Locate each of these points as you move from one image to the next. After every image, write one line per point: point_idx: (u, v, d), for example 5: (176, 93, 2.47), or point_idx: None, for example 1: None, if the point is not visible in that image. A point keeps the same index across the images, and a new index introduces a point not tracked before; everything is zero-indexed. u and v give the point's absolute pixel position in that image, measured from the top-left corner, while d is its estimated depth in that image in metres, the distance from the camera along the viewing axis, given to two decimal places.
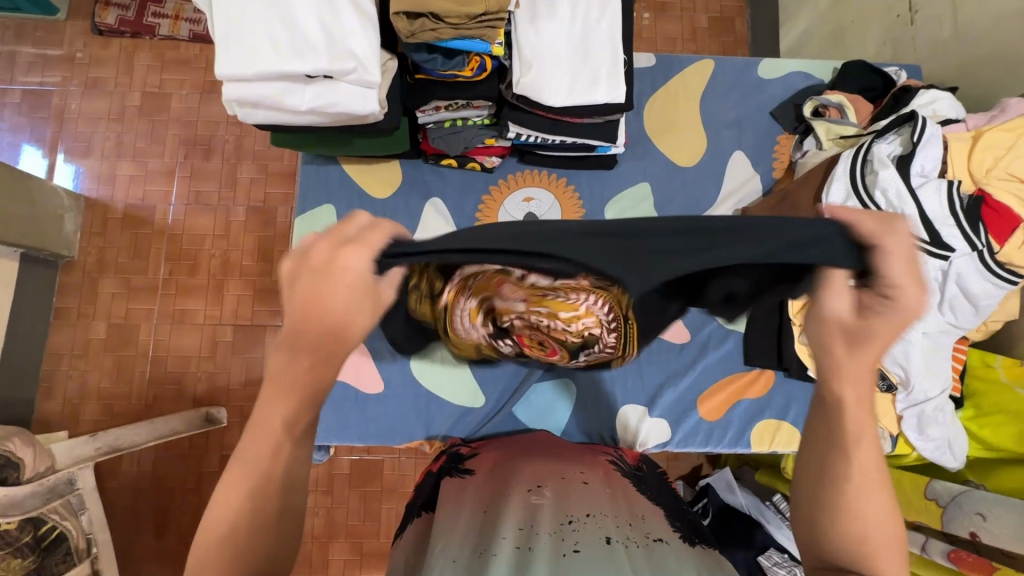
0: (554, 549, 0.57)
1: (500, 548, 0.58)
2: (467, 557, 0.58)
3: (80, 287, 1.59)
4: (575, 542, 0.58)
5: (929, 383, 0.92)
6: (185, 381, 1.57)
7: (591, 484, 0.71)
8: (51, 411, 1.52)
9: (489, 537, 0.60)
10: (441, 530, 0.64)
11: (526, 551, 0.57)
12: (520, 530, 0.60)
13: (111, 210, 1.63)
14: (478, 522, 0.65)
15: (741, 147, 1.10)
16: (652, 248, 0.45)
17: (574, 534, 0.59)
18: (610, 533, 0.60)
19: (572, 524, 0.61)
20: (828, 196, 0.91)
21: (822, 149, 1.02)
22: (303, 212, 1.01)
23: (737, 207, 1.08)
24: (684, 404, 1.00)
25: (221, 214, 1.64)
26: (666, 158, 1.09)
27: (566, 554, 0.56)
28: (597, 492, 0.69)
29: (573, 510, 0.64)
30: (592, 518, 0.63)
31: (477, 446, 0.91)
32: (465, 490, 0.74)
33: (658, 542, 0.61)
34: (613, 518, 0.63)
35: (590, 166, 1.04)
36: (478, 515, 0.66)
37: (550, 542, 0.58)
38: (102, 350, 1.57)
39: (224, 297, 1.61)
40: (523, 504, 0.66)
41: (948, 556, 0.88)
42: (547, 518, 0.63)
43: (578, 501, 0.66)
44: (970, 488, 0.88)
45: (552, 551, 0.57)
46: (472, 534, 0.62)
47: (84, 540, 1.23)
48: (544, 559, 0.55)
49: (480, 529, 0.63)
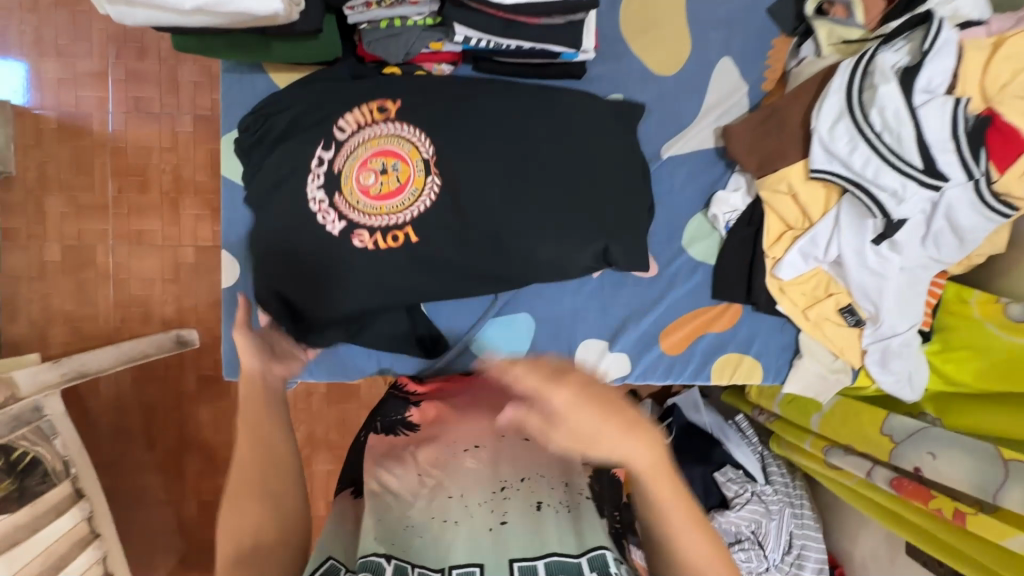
0: (479, 524, 0.59)
1: (422, 521, 0.59)
2: (397, 527, 0.59)
3: (25, 206, 1.49)
4: (503, 512, 0.60)
5: (899, 319, 0.89)
6: (150, 303, 1.53)
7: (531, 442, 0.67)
8: (18, 334, 1.50)
9: (418, 510, 0.60)
10: (378, 497, 0.63)
11: (450, 527, 0.59)
12: (450, 499, 0.61)
13: (43, 120, 1.48)
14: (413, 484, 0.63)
15: (731, 53, 0.95)
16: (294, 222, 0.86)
17: (504, 505, 0.61)
18: (542, 497, 0.62)
19: (503, 492, 0.62)
20: (818, 115, 0.82)
21: (821, 56, 0.89)
22: (230, 131, 0.91)
23: (719, 124, 0.96)
24: (644, 340, 0.96)
25: (166, 125, 1.50)
26: (643, 67, 0.95)
27: (492, 529, 0.59)
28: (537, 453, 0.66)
29: (506, 474, 0.64)
30: (525, 483, 0.63)
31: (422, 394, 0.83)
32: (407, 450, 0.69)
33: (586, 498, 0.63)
34: (547, 477, 0.64)
35: (555, 76, 0.91)
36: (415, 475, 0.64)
37: (478, 514, 0.60)
38: (59, 273, 1.51)
39: (181, 216, 1.52)
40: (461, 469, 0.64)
41: (890, 482, 0.92)
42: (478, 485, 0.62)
43: (513, 459, 0.65)
44: (928, 427, 0.90)
45: (478, 523, 0.59)
46: (404, 500, 0.62)
47: (60, 462, 1.27)
48: (466, 538, 0.58)
49: (410, 493, 0.62)
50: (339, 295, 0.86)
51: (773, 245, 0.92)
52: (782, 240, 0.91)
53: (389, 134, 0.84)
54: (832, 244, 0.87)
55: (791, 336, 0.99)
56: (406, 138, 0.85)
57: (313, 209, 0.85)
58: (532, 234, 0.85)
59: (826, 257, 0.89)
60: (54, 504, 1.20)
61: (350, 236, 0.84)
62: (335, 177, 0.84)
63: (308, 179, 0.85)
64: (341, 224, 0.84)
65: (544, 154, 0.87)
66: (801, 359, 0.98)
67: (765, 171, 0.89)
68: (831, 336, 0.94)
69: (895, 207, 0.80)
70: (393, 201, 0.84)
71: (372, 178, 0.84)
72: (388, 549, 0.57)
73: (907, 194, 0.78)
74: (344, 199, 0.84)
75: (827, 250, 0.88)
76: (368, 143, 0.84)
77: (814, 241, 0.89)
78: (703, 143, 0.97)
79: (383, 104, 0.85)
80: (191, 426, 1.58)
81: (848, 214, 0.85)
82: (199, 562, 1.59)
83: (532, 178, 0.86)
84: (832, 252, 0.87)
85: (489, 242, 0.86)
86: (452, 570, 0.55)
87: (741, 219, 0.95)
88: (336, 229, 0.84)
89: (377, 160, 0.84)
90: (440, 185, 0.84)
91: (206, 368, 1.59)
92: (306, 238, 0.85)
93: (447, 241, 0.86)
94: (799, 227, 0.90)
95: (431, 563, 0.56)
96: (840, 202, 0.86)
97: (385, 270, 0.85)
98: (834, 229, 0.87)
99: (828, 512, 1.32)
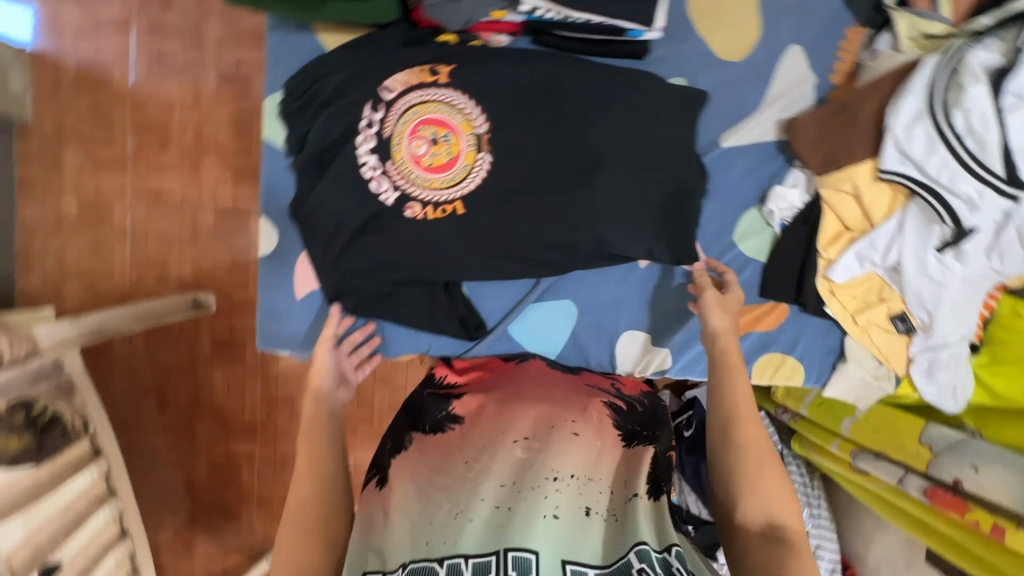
0: (534, 511, 0.58)
1: (477, 510, 0.59)
2: (444, 517, 0.59)
3: (40, 157, 1.45)
4: (556, 504, 0.59)
5: (952, 329, 0.86)
6: (167, 264, 1.50)
7: (581, 437, 0.66)
8: (32, 288, 1.47)
9: (469, 497, 0.60)
10: (425, 491, 0.62)
11: (505, 513, 0.58)
12: (501, 488, 0.61)
13: (63, 69, 1.44)
14: (460, 477, 0.63)
15: (801, 41, 0.91)
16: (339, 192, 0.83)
17: (556, 495, 0.60)
18: (590, 502, 0.61)
19: (556, 482, 0.61)
20: (895, 114, 0.78)
21: (899, 50, 0.84)
22: (273, 92, 0.87)
23: (783, 115, 0.92)
24: (689, 336, 0.94)
25: (189, 81, 1.45)
26: (708, 49, 0.91)
27: (547, 516, 0.58)
28: (589, 447, 0.65)
29: (557, 465, 0.62)
30: (577, 479, 0.62)
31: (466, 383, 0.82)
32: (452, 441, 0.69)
33: (633, 499, 0.62)
34: (596, 481, 0.63)
35: (618, 55, 0.87)
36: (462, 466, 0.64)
37: (531, 501, 0.59)
38: (75, 227, 1.47)
39: (201, 177, 1.48)
40: (511, 457, 0.64)
41: (923, 491, 0.91)
42: (531, 472, 0.62)
43: (561, 452, 0.64)
44: (970, 440, 0.89)
45: (530, 510, 0.58)
46: (454, 490, 0.61)
47: (80, 420, 1.22)
48: (520, 522, 0.57)
49: (459, 484, 0.62)
50: (384, 267, 0.85)
51: (829, 246, 0.89)
52: (838, 241, 0.89)
53: (441, 102, 0.82)
54: (892, 249, 0.85)
55: (837, 339, 0.98)
56: (459, 108, 0.82)
57: (365, 176, 0.82)
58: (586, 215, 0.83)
59: (884, 262, 0.86)
60: (71, 462, 1.17)
61: (402, 207, 0.83)
62: (387, 142, 0.82)
63: (358, 141, 0.82)
64: (393, 194, 0.83)
65: (603, 130, 0.83)
66: (844, 364, 0.97)
67: (829, 168, 0.85)
68: (879, 342, 0.92)
69: (969, 215, 0.77)
70: (445, 174, 0.83)
71: (423, 148, 0.82)
72: (436, 547, 0.56)
73: (983, 202, 0.76)
74: (396, 168, 0.82)
75: (886, 254, 0.85)
76: (418, 110, 0.81)
77: (872, 244, 0.86)
78: (762, 135, 0.93)
79: (435, 68, 0.82)
80: (205, 391, 1.56)
81: (915, 219, 0.82)
82: (207, 522, 1.58)
83: (587, 157, 0.83)
84: (891, 257, 0.85)
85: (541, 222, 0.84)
86: (508, 554, 0.54)
87: (797, 218, 0.91)
88: (389, 199, 0.83)
89: (430, 132, 0.82)
90: (490, 163, 0.83)
91: (220, 333, 1.55)
92: (352, 208, 0.83)
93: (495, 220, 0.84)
94: (857, 229, 0.88)
95: (485, 550, 0.55)
96: (908, 205, 0.83)
97: (433, 241, 0.84)
98: (896, 233, 0.84)
99: (843, 515, 1.28)
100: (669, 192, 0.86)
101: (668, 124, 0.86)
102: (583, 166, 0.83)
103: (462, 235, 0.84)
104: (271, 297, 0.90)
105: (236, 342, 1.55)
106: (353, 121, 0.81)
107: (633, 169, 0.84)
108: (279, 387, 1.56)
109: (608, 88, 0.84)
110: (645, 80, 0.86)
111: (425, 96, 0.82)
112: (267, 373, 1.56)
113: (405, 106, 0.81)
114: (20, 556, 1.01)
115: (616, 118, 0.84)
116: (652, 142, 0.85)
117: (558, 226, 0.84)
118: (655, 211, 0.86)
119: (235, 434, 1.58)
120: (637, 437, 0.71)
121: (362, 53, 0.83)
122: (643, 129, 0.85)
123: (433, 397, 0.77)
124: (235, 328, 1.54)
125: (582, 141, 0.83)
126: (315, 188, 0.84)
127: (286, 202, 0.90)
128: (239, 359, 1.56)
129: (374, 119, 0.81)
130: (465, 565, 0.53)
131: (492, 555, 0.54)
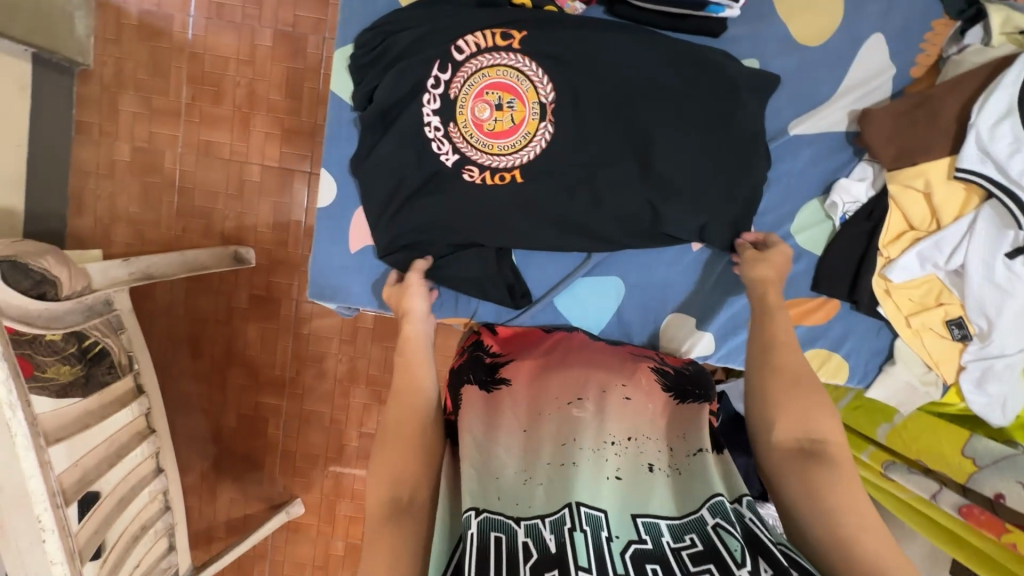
0: (597, 471, 0.60)
1: (542, 472, 0.60)
2: (512, 479, 0.60)
3: (99, 101, 1.49)
4: (617, 466, 0.61)
5: (1012, 339, 0.84)
6: (212, 216, 1.53)
7: (632, 401, 0.69)
8: (83, 228, 1.52)
9: (533, 460, 0.62)
10: (485, 446, 0.64)
11: (569, 468, 0.60)
12: (561, 447, 0.62)
13: (125, 16, 1.47)
14: (521, 444, 0.65)
15: (883, 30, 0.88)
16: (403, 151, 0.83)
17: (618, 458, 0.62)
18: (652, 460, 0.63)
19: (614, 446, 0.63)
20: (981, 110, 0.76)
21: (988, 46, 0.82)
22: (343, 45, 0.88)
23: (855, 106, 0.89)
24: (734, 321, 0.93)
25: (246, 36, 1.47)
26: (785, 32, 0.88)
27: (610, 478, 0.60)
28: (641, 411, 0.68)
29: (614, 429, 0.65)
30: (634, 441, 0.64)
31: (512, 348, 0.83)
32: (504, 405, 0.70)
33: (700, 454, 0.64)
34: (653, 439, 0.66)
35: (692, 31, 0.86)
36: (521, 433, 0.66)
37: (594, 462, 0.61)
38: (127, 173, 1.51)
39: (251, 133, 1.50)
40: (564, 417, 0.66)
41: (957, 508, 0.88)
42: (587, 434, 0.64)
43: (620, 415, 0.66)
44: (1018, 455, 0.88)
45: (593, 470, 0.60)
46: (516, 455, 0.64)
47: (125, 356, 1.27)
48: (584, 478, 0.58)
49: (525, 453, 0.64)
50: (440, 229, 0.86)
51: (889, 245, 0.87)
52: (901, 240, 0.87)
53: (510, 68, 0.82)
54: (958, 251, 0.82)
55: (886, 342, 0.96)
56: (529, 74, 0.82)
57: (427, 135, 0.83)
58: (644, 191, 0.83)
59: (947, 264, 0.84)
60: (117, 397, 1.21)
61: (461, 169, 0.83)
62: (453, 103, 0.82)
63: (425, 100, 0.82)
64: (453, 156, 0.83)
65: (665, 110, 0.82)
66: (892, 366, 0.94)
67: (900, 164, 0.83)
68: (930, 346, 0.90)
69: None
70: (506, 140, 0.82)
71: (486, 112, 0.82)
72: (507, 505, 0.57)
73: None
74: (458, 130, 0.82)
75: (951, 256, 0.83)
76: (486, 73, 0.82)
77: (937, 245, 0.84)
78: (832, 125, 0.90)
79: (508, 31, 0.81)
80: (239, 342, 1.61)
81: (988, 222, 0.80)
82: (231, 471, 1.64)
83: (651, 133, 0.82)
84: (956, 259, 0.83)
85: (599, 196, 0.84)
86: (581, 506, 0.54)
87: (861, 213, 0.89)
88: (448, 160, 0.83)
89: (501, 100, 0.82)
90: (552, 133, 0.82)
91: (258, 288, 1.58)
92: (410, 166, 0.84)
93: (553, 190, 0.84)
94: (923, 229, 0.85)
95: (555, 506, 0.56)
96: (981, 207, 0.80)
97: (490, 211, 0.84)
98: (965, 235, 0.82)
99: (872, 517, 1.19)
100: (728, 176, 0.84)
101: (737, 106, 0.84)
102: (645, 142, 0.83)
103: (519, 202, 0.84)
104: (322, 251, 0.92)
105: (273, 297, 1.58)
106: (421, 79, 0.81)
107: (695, 149, 0.83)
108: (311, 346, 1.60)
109: (678, 65, 0.83)
110: (717, 58, 0.84)
111: (495, 58, 0.81)
112: (299, 331, 1.59)
113: (475, 68, 0.81)
114: (71, 476, 1.02)
115: (683, 95, 0.83)
116: (718, 124, 0.84)
117: (615, 203, 0.84)
118: (712, 192, 0.85)
119: (265, 388, 1.62)
120: (690, 396, 0.73)
121: (436, 12, 0.82)
122: (707, 110, 0.83)
123: (487, 360, 0.79)
124: (272, 284, 1.58)
125: (648, 116, 0.82)
126: (376, 144, 0.84)
127: (344, 159, 0.91)
128: (274, 315, 1.59)
129: (443, 77, 0.81)
130: (543, 525, 0.53)
131: (565, 507, 0.55)
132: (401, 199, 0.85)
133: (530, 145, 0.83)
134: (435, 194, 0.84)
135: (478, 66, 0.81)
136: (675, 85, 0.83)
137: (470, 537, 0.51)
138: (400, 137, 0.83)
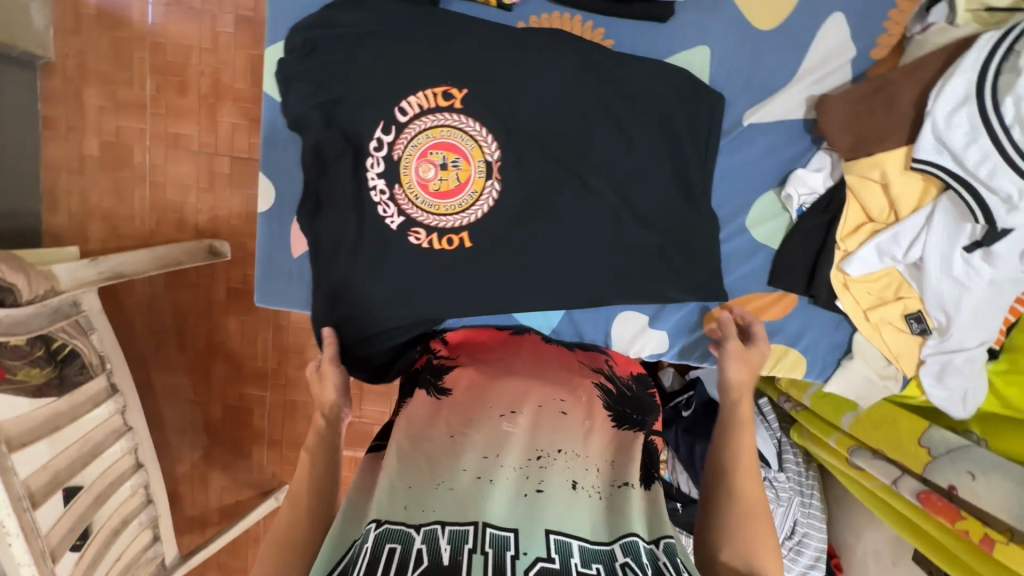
0: (514, 488, 0.58)
1: (458, 480, 0.59)
2: (425, 485, 0.58)
3: (63, 95, 1.46)
4: (540, 480, 0.60)
5: (971, 334, 0.81)
6: (184, 210, 1.51)
7: (568, 416, 0.68)
8: (57, 226, 1.51)
9: (450, 466, 0.60)
10: (410, 454, 0.63)
11: (485, 484, 0.58)
12: (483, 459, 0.61)
13: (83, 5, 1.42)
14: (443, 446, 0.63)
15: (845, 9, 0.83)
16: (338, 189, 0.77)
17: (541, 471, 0.61)
18: (577, 476, 0.62)
19: (540, 461, 0.62)
20: (938, 99, 0.72)
21: (954, 24, 0.76)
22: (276, 42, 0.85)
23: (813, 92, 0.85)
24: (688, 319, 0.93)
25: (208, 23, 1.43)
26: (739, 14, 0.84)
27: (529, 494, 0.58)
28: (575, 426, 0.67)
29: (542, 443, 0.64)
30: (563, 455, 0.63)
31: (456, 350, 0.81)
32: (437, 413, 0.68)
33: (624, 488, 0.63)
34: (583, 457, 0.64)
35: (637, 14, 0.81)
36: (446, 439, 0.64)
37: (510, 479, 0.59)
38: (97, 168, 1.49)
39: (219, 123, 1.47)
40: (493, 430, 0.65)
41: (916, 494, 0.86)
42: (513, 450, 0.63)
43: (551, 430, 0.66)
44: (970, 446, 0.85)
45: (513, 488, 0.58)
46: (434, 462, 0.62)
47: (97, 357, 1.23)
48: (500, 495, 0.57)
49: (441, 457, 0.62)
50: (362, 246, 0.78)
51: (848, 236, 0.84)
52: (860, 232, 0.83)
53: (455, 128, 0.75)
54: (916, 244, 0.79)
55: (846, 335, 0.94)
56: (470, 133, 0.75)
57: (371, 199, 0.76)
58: (600, 238, 0.78)
59: (905, 257, 0.81)
60: (90, 396, 1.20)
61: (407, 233, 0.77)
62: (395, 164, 0.75)
63: (368, 165, 0.76)
64: (399, 219, 0.76)
65: (618, 125, 0.77)
66: (851, 361, 0.93)
67: (857, 153, 0.79)
68: (889, 341, 0.88)
69: (1004, 215, 0.70)
70: (452, 200, 0.76)
71: (432, 172, 0.76)
72: (413, 514, 0.55)
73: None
74: (403, 193, 0.76)
75: (909, 249, 0.80)
76: (430, 135, 0.75)
77: (896, 237, 0.80)
78: (789, 113, 0.86)
79: (449, 92, 0.75)
80: (220, 336, 1.61)
81: (945, 213, 0.76)
82: (221, 460, 1.67)
83: (597, 174, 0.77)
84: (914, 252, 0.79)
85: (550, 241, 0.78)
86: (487, 528, 0.52)
87: (817, 206, 0.86)
88: (394, 223, 0.76)
89: (449, 166, 0.75)
90: (499, 192, 0.77)
91: (235, 281, 1.58)
92: (343, 202, 0.77)
93: (505, 244, 0.77)
94: (882, 221, 0.82)
95: (462, 519, 0.54)
96: (938, 198, 0.77)
97: (435, 276, 0.77)
98: (922, 229, 0.79)
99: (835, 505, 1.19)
100: (686, 192, 0.79)
101: (688, 110, 0.80)
102: (597, 184, 0.77)
103: (470, 257, 0.77)
104: (268, 253, 0.90)
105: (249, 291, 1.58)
106: (348, 92, 0.75)
107: (651, 183, 0.78)
108: (292, 338, 1.60)
109: (624, 86, 0.78)
110: (668, 67, 0.80)
111: (438, 115, 0.75)
112: (278, 323, 1.60)
113: (418, 125, 0.75)
114: (40, 479, 1.03)
115: (637, 121, 0.77)
116: (674, 134, 0.79)
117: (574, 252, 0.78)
118: (671, 216, 0.79)
119: (248, 380, 1.63)
120: (627, 419, 0.73)
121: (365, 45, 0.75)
122: (664, 119, 0.78)
123: (433, 362, 0.78)
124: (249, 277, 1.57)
125: (596, 160, 0.77)
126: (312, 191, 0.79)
127: (290, 160, 0.89)
128: (253, 309, 1.60)
129: (381, 141, 0.75)
130: (441, 533, 0.52)
131: (470, 525, 0.53)
132: (325, 236, 0.78)
133: (478, 202, 0.77)
134: (372, 239, 0.77)
135: (426, 125, 0.75)
136: (621, 113, 0.77)
137: (364, 552, 0.50)
138: (335, 179, 0.78)
